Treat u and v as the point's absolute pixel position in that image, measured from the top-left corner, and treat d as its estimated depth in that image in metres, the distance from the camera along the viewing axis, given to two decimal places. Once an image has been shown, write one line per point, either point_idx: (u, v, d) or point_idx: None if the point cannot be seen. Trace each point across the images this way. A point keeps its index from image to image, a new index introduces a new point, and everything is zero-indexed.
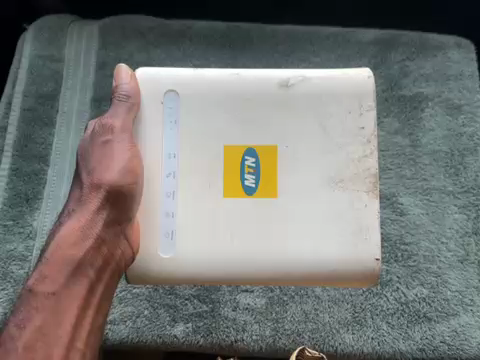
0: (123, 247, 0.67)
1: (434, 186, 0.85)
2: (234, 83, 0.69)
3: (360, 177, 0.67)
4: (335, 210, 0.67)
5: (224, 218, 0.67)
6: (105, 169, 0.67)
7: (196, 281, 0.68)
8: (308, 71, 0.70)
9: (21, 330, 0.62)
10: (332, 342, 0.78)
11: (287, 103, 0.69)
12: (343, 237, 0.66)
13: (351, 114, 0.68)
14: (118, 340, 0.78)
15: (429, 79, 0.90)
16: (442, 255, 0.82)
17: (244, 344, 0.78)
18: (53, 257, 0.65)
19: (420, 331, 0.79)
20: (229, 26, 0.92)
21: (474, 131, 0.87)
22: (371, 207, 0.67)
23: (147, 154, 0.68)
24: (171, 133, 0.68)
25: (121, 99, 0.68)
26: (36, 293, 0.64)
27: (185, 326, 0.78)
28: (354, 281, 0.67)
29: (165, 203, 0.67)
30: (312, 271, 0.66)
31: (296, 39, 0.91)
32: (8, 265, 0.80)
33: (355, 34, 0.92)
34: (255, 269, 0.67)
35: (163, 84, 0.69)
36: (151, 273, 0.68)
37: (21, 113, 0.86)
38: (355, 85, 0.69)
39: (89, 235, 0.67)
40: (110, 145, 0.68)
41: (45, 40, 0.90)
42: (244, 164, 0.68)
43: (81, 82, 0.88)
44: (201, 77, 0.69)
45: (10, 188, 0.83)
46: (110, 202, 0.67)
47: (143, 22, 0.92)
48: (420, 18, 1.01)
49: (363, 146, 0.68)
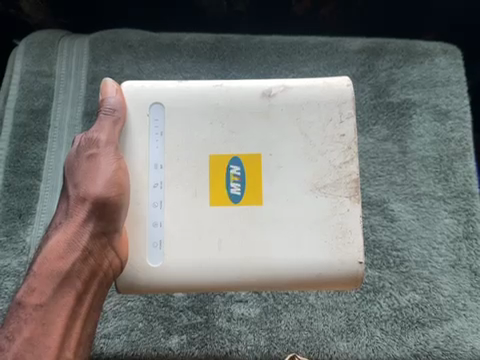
0: (110, 257, 0.67)
1: (424, 191, 0.85)
2: (216, 95, 0.70)
3: (341, 182, 0.68)
4: (319, 215, 0.67)
5: (210, 227, 0.67)
6: (90, 182, 0.67)
7: (185, 290, 0.68)
8: (289, 80, 0.70)
9: (11, 341, 0.62)
10: (326, 350, 0.78)
11: (269, 113, 0.69)
12: (327, 242, 0.67)
13: (332, 122, 0.69)
14: (113, 354, 0.78)
15: (416, 86, 0.90)
16: (434, 260, 0.83)
17: (240, 354, 0.78)
18: (41, 269, 0.64)
19: (414, 337, 0.79)
20: (218, 37, 0.92)
21: (462, 135, 0.88)
22: (353, 211, 0.67)
23: (133, 165, 0.69)
24: (157, 144, 0.69)
25: (107, 113, 0.69)
26: (25, 305, 0.63)
27: (179, 338, 0.79)
28: (342, 284, 0.67)
29: (152, 214, 0.68)
30: (297, 276, 0.67)
31: (284, 49, 0.92)
32: (2, 281, 0.80)
33: (342, 43, 0.92)
34: (241, 275, 0.67)
35: (148, 98, 0.70)
36: (141, 283, 0.68)
37: (13, 130, 0.86)
38: (334, 94, 0.69)
39: (76, 247, 0.66)
40: (95, 158, 0.68)
41: (36, 55, 0.90)
42: (229, 173, 0.68)
43: (72, 96, 0.88)
44: (185, 89, 0.70)
45: (3, 204, 0.83)
46: (96, 214, 0.67)
47: (131, 35, 0.92)
48: (402, 25, 1.02)
49: (344, 152, 0.68)
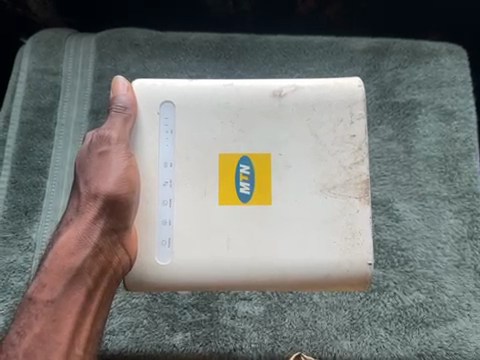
0: (120, 254, 0.67)
1: (429, 191, 0.86)
2: (227, 94, 0.70)
3: (351, 183, 0.68)
4: (328, 216, 0.67)
5: (219, 225, 0.67)
6: (102, 179, 0.68)
7: (193, 288, 0.68)
8: (300, 80, 0.70)
9: (21, 337, 0.63)
10: (330, 348, 0.78)
11: (279, 113, 0.69)
12: (336, 243, 0.67)
13: (342, 122, 0.69)
14: (118, 350, 0.78)
15: (422, 86, 0.90)
16: (438, 260, 0.83)
17: (243, 352, 0.78)
18: (52, 266, 0.65)
19: (418, 336, 0.79)
20: (224, 37, 0.93)
21: (468, 136, 0.88)
22: (363, 213, 0.68)
23: (143, 163, 0.69)
24: (167, 143, 0.69)
25: (118, 110, 0.69)
26: (35, 301, 0.64)
27: (184, 335, 0.79)
28: (349, 285, 0.68)
29: (161, 212, 0.68)
30: (305, 276, 0.67)
31: (289, 48, 0.92)
32: (8, 277, 0.80)
33: (348, 43, 0.93)
34: (249, 274, 0.67)
35: (159, 96, 0.70)
36: (148, 281, 0.68)
37: (19, 127, 0.87)
38: (345, 94, 0.70)
39: (86, 244, 0.66)
40: (106, 155, 0.68)
41: (42, 53, 0.90)
42: (239, 171, 0.68)
43: (79, 94, 0.89)
44: (195, 88, 0.70)
45: (9, 200, 0.84)
46: (107, 211, 0.67)
47: (138, 34, 0.92)
48: (405, 25, 1.02)
49: (354, 153, 0.69)
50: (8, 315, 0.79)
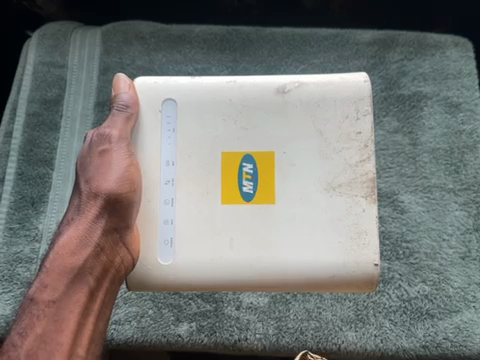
0: (122, 254, 0.68)
1: (435, 183, 0.85)
2: (232, 91, 0.70)
3: (357, 181, 0.68)
4: (334, 215, 0.67)
5: (222, 225, 0.68)
6: (102, 178, 0.68)
7: (198, 287, 0.68)
8: (304, 76, 0.71)
9: (23, 338, 0.63)
10: (335, 340, 0.78)
11: (283, 110, 0.69)
12: (341, 243, 0.67)
13: (348, 119, 0.69)
14: (123, 340, 0.79)
15: (427, 78, 0.90)
16: (444, 252, 0.83)
17: (248, 342, 0.78)
18: (53, 266, 0.66)
19: (423, 328, 0.79)
20: (229, 29, 0.93)
21: (473, 128, 0.88)
22: (370, 212, 0.67)
23: (146, 162, 0.69)
24: (169, 141, 0.69)
25: (121, 109, 0.69)
26: (37, 302, 0.65)
27: (189, 325, 0.79)
28: (356, 286, 0.68)
29: (164, 211, 0.68)
30: (311, 278, 0.67)
31: (294, 40, 0.92)
32: (14, 267, 0.81)
33: (353, 35, 0.93)
34: (256, 275, 0.67)
35: (162, 94, 0.70)
36: (153, 280, 0.68)
37: (26, 119, 0.87)
38: (352, 89, 0.70)
39: (88, 243, 0.67)
40: (107, 153, 0.69)
41: (49, 46, 0.91)
42: (241, 171, 0.69)
43: (85, 87, 0.89)
44: (199, 84, 0.70)
45: (16, 192, 0.84)
46: (108, 211, 0.68)
47: (143, 27, 0.93)
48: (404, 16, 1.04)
49: (360, 151, 0.68)
50: (14, 305, 0.79)
